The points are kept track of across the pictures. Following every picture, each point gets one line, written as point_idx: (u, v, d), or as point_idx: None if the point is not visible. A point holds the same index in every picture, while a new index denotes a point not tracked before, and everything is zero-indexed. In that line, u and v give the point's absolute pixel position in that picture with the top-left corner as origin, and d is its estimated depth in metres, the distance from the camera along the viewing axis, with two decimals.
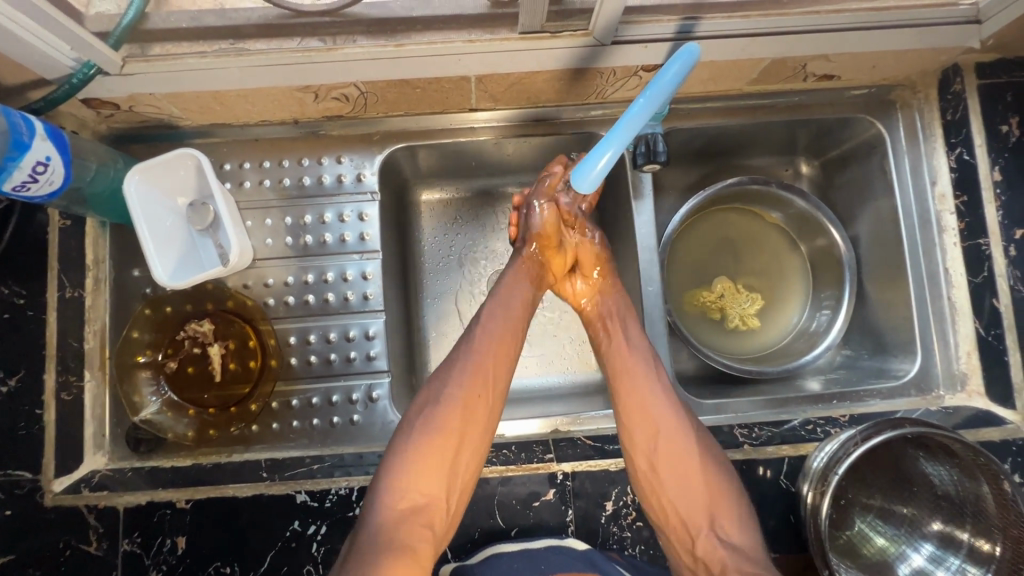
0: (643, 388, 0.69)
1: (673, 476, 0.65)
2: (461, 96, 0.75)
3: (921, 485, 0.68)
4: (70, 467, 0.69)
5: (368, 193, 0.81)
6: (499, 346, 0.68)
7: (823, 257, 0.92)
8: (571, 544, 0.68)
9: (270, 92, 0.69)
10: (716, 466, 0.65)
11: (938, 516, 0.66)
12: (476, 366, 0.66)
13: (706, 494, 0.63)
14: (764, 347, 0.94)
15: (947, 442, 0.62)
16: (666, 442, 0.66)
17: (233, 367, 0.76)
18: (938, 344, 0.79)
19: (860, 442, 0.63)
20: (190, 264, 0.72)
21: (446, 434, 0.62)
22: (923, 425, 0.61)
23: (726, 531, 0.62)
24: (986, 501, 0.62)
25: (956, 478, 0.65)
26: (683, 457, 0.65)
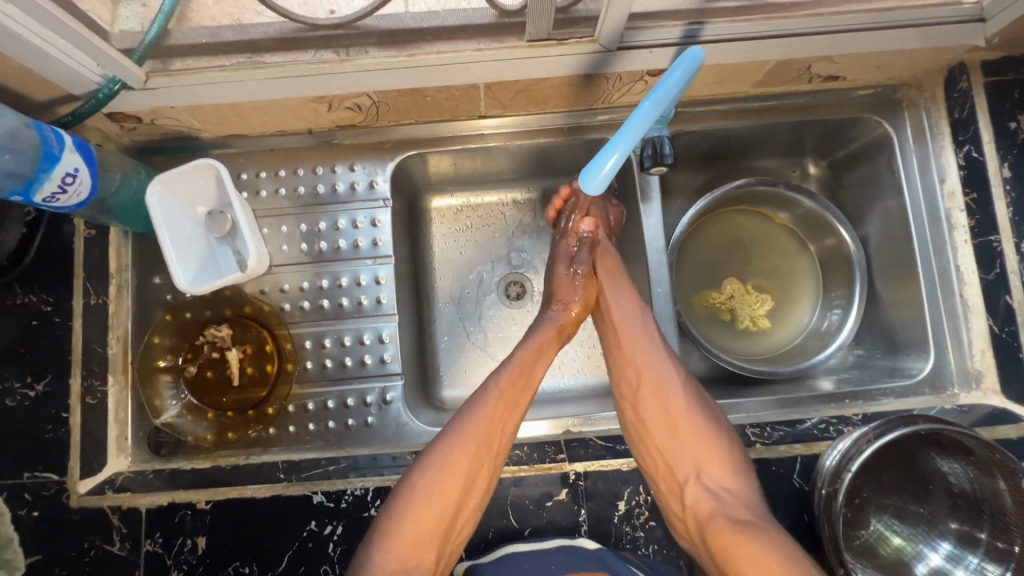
0: (635, 347, 0.75)
1: (662, 426, 0.71)
2: (470, 104, 0.77)
3: (937, 483, 0.67)
4: (93, 469, 0.70)
5: (381, 200, 0.82)
6: (504, 413, 0.69)
7: (832, 257, 0.93)
8: (581, 544, 0.69)
9: (285, 103, 0.72)
10: (705, 418, 0.70)
11: (956, 515, 0.66)
12: (478, 433, 0.68)
13: (696, 445, 0.69)
14: (775, 348, 0.94)
15: (960, 438, 0.62)
16: (654, 395, 0.72)
17: (251, 372, 0.78)
18: (952, 342, 0.79)
19: (873, 439, 0.63)
20: (209, 271, 0.75)
21: (443, 500, 0.65)
22: (936, 422, 0.61)
23: (715, 480, 0.67)
24: (1003, 499, 0.61)
25: (972, 475, 0.64)
26: (672, 408, 0.72)
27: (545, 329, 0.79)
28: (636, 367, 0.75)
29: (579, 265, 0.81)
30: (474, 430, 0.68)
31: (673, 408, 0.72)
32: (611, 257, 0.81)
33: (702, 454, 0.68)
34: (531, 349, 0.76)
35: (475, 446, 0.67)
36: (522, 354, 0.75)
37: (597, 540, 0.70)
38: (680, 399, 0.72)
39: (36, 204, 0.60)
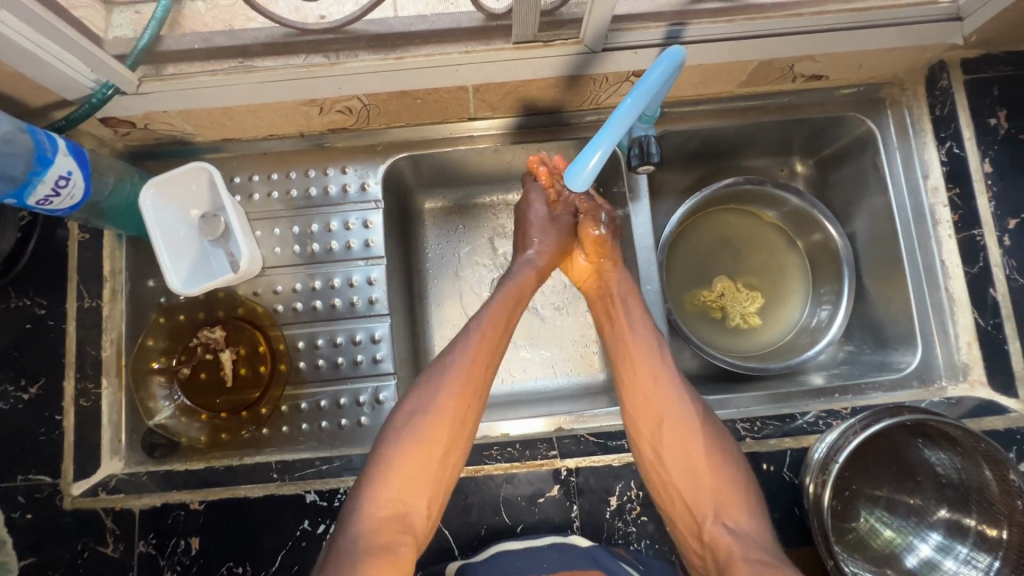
0: (656, 384, 0.72)
1: (680, 463, 0.68)
2: (459, 106, 0.78)
3: (924, 473, 0.68)
4: (88, 471, 0.71)
5: (372, 202, 0.83)
6: (487, 351, 0.71)
7: (821, 254, 0.94)
8: (574, 541, 0.68)
9: (277, 106, 0.73)
10: (720, 452, 0.68)
11: (944, 504, 0.66)
12: (461, 375, 0.69)
13: (714, 483, 0.67)
14: (767, 345, 0.95)
15: (942, 427, 0.62)
16: (674, 435, 0.69)
17: (244, 373, 0.78)
18: (939, 335, 0.79)
19: (860, 430, 0.64)
20: (203, 272, 0.75)
21: (430, 444, 0.65)
22: (921, 413, 0.62)
23: (733, 520, 0.65)
24: (990, 487, 0.62)
25: (958, 465, 0.65)
26: (689, 442, 0.69)
27: (523, 276, 0.80)
28: (653, 401, 0.71)
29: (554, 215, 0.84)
30: (458, 372, 0.69)
31: (691, 448, 0.68)
32: (629, 284, 0.80)
33: (720, 490, 0.66)
34: (514, 295, 0.78)
35: (460, 386, 0.68)
36: (504, 298, 0.77)
37: (590, 536, 0.70)
38: (698, 438, 0.69)
39: (29, 206, 0.61)
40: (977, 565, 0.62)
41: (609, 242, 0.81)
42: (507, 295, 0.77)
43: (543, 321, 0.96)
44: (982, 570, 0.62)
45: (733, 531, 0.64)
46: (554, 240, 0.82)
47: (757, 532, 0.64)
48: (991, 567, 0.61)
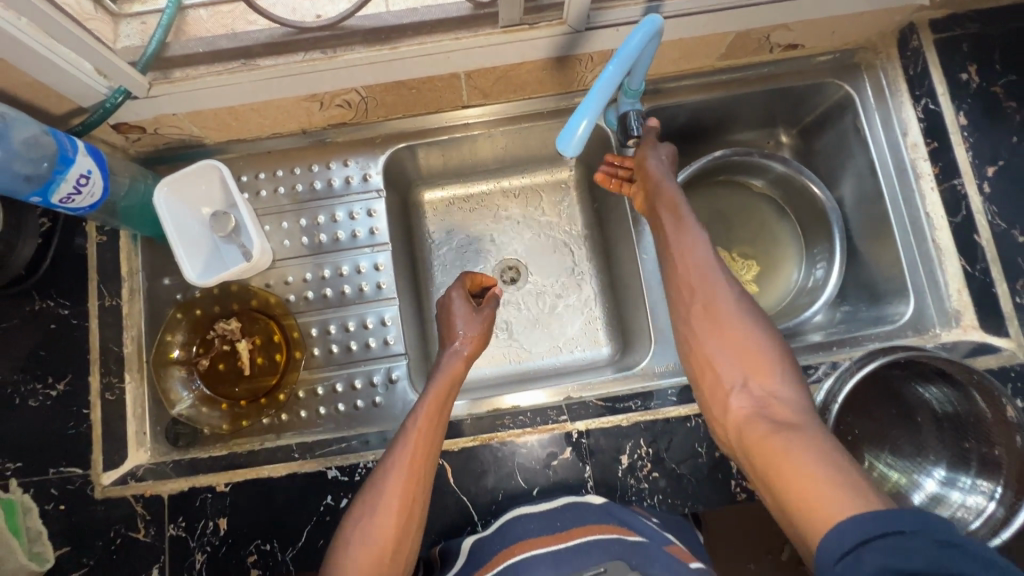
0: (700, 269, 0.71)
1: (712, 331, 0.67)
2: (452, 94, 0.82)
3: (922, 410, 0.70)
4: (115, 462, 0.73)
5: (375, 192, 0.87)
6: (423, 446, 0.66)
7: (812, 219, 0.97)
8: (589, 499, 0.70)
9: (281, 102, 0.77)
10: (759, 330, 0.66)
11: (945, 437, 0.69)
12: (401, 473, 0.64)
13: (751, 358, 0.64)
14: (767, 310, 0.98)
15: (929, 363, 0.66)
16: (711, 305, 0.69)
17: (261, 361, 0.81)
18: (929, 284, 0.82)
19: (855, 371, 0.67)
20: (215, 266, 0.78)
21: (387, 520, 0.62)
22: (911, 350, 0.65)
23: (762, 386, 0.62)
24: (984, 417, 0.64)
25: (950, 397, 0.67)
26: (722, 317, 0.67)
27: (453, 364, 0.76)
28: (695, 280, 0.71)
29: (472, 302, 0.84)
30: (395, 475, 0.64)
31: (726, 323, 0.67)
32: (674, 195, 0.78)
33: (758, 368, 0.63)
34: (444, 385, 0.73)
35: (405, 465, 0.64)
36: (437, 385, 0.72)
37: (603, 493, 0.72)
38: (734, 318, 0.67)
39: (53, 205, 0.64)
40: (981, 492, 0.64)
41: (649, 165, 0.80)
42: (439, 385, 0.72)
43: (547, 302, 0.99)
44: (986, 496, 0.63)
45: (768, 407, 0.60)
46: (475, 327, 0.80)
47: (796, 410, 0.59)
48: (995, 492, 0.63)
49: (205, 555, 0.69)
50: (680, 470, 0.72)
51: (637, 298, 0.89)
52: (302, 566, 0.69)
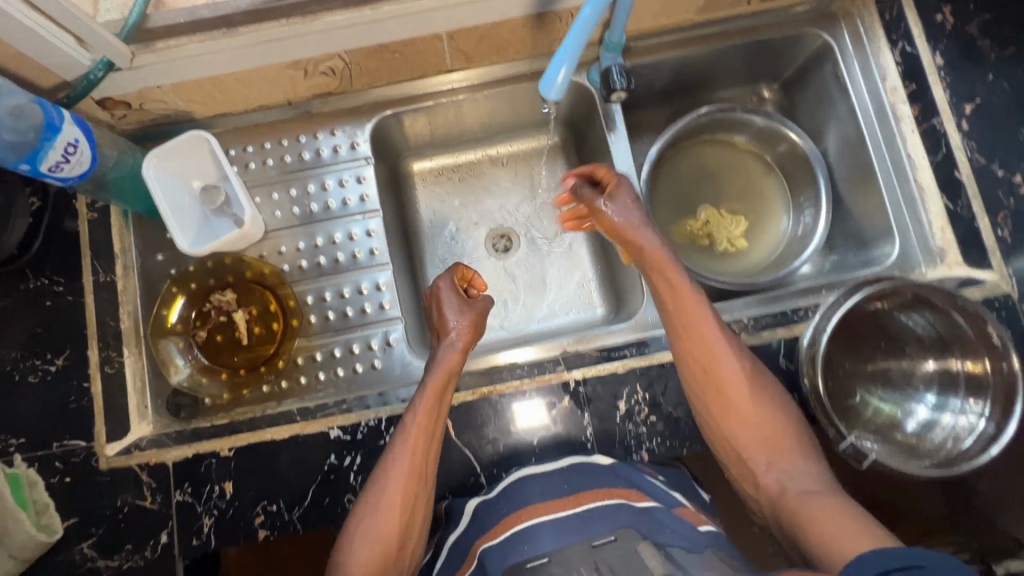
0: (707, 325, 0.70)
1: (731, 399, 0.68)
2: (435, 57, 0.83)
3: (909, 338, 0.72)
4: (119, 434, 0.74)
5: (363, 159, 0.87)
6: (417, 470, 0.66)
7: (798, 171, 0.98)
8: (597, 460, 0.70)
9: (265, 71, 0.77)
10: (776, 403, 0.68)
11: (933, 363, 0.71)
12: (396, 493, 0.65)
13: (761, 422, 0.67)
14: (757, 264, 1.00)
15: (912, 292, 0.67)
16: (727, 370, 0.68)
17: (258, 330, 0.81)
18: (913, 224, 0.83)
19: (838, 307, 0.68)
20: (207, 235, 0.78)
21: (387, 530, 0.63)
22: (893, 281, 0.66)
23: (786, 462, 0.65)
24: (969, 338, 0.66)
25: (932, 322, 0.69)
26: (731, 383, 0.68)
27: (448, 356, 0.72)
28: (701, 336, 0.69)
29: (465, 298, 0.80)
30: (389, 495, 0.65)
31: (734, 386, 0.68)
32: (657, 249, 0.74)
33: (771, 430, 0.67)
34: (436, 386, 0.70)
35: (399, 489, 0.65)
36: (431, 386, 0.69)
37: (602, 440, 0.73)
38: (741, 379, 0.68)
39: (42, 174, 0.64)
40: (971, 412, 0.66)
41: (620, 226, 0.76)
42: (433, 378, 0.70)
43: (540, 266, 1.00)
44: (977, 414, 0.65)
45: (784, 469, 0.65)
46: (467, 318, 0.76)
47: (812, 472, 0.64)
48: (985, 409, 0.65)
49: (212, 519, 0.70)
50: (677, 413, 0.74)
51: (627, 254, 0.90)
52: (310, 524, 0.70)
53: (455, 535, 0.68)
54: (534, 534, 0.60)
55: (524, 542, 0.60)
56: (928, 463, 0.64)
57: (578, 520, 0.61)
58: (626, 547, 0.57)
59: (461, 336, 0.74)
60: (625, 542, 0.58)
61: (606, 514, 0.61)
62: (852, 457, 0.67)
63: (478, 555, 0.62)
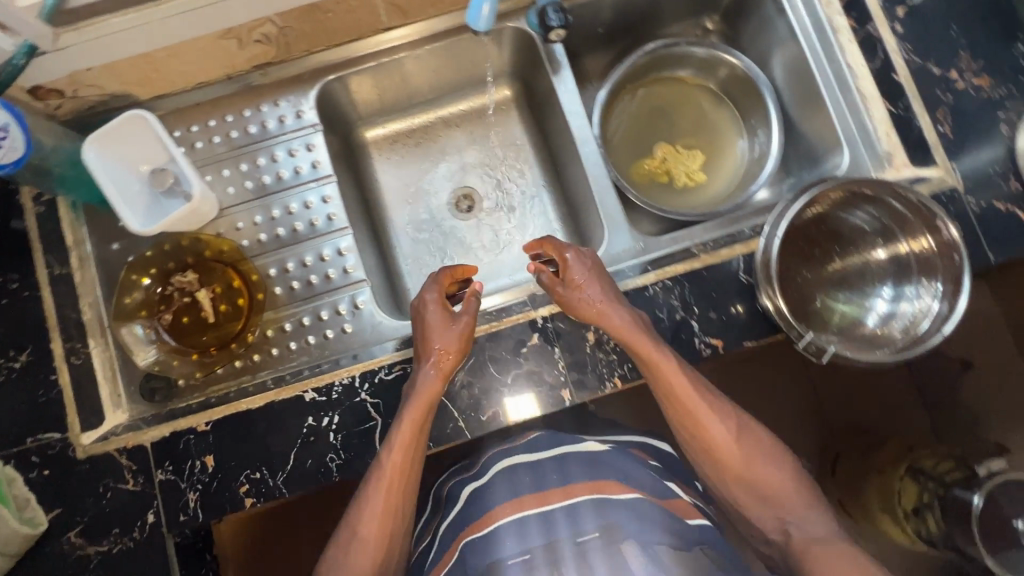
0: (687, 393, 0.70)
1: (731, 452, 0.69)
2: (371, 14, 0.82)
3: (857, 236, 0.76)
4: (93, 423, 0.73)
5: (310, 127, 0.87)
6: (392, 515, 0.65)
7: (748, 99, 0.99)
8: (588, 446, 0.71)
9: (196, 44, 0.76)
10: (775, 454, 0.70)
11: (884, 254, 0.74)
12: (371, 533, 0.64)
13: (758, 478, 0.68)
14: (717, 195, 1.01)
15: (853, 189, 0.70)
16: (720, 425, 0.70)
17: (224, 308, 0.81)
18: (860, 133, 0.84)
19: (781, 216, 0.71)
20: (156, 212, 0.77)
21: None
22: (830, 181, 0.68)
23: (794, 514, 0.66)
24: (910, 222, 0.69)
25: (875, 216, 0.73)
26: (724, 436, 0.70)
27: (425, 383, 0.69)
28: (682, 402, 0.70)
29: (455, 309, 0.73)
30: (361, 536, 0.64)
31: (728, 447, 0.70)
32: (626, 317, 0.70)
33: (771, 486, 0.68)
34: (410, 427, 0.67)
35: (371, 530, 0.64)
36: (409, 419, 0.68)
37: (574, 371, 0.74)
38: (732, 437, 0.70)
39: None
40: (925, 296, 0.69)
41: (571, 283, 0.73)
42: (415, 410, 0.68)
43: (505, 221, 1.00)
44: (932, 296, 0.68)
45: (788, 521, 0.66)
46: (449, 335, 0.70)
47: (815, 524, 0.65)
48: (939, 290, 0.68)
49: (197, 493, 0.70)
50: None
51: (586, 195, 0.90)
52: (295, 486, 0.71)
53: (447, 521, 0.71)
54: (504, 532, 0.61)
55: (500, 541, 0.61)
56: (891, 350, 0.67)
57: (550, 519, 0.61)
58: (608, 549, 0.58)
59: (439, 356, 0.70)
60: (608, 542, 0.58)
61: (589, 511, 0.60)
62: (812, 352, 0.70)
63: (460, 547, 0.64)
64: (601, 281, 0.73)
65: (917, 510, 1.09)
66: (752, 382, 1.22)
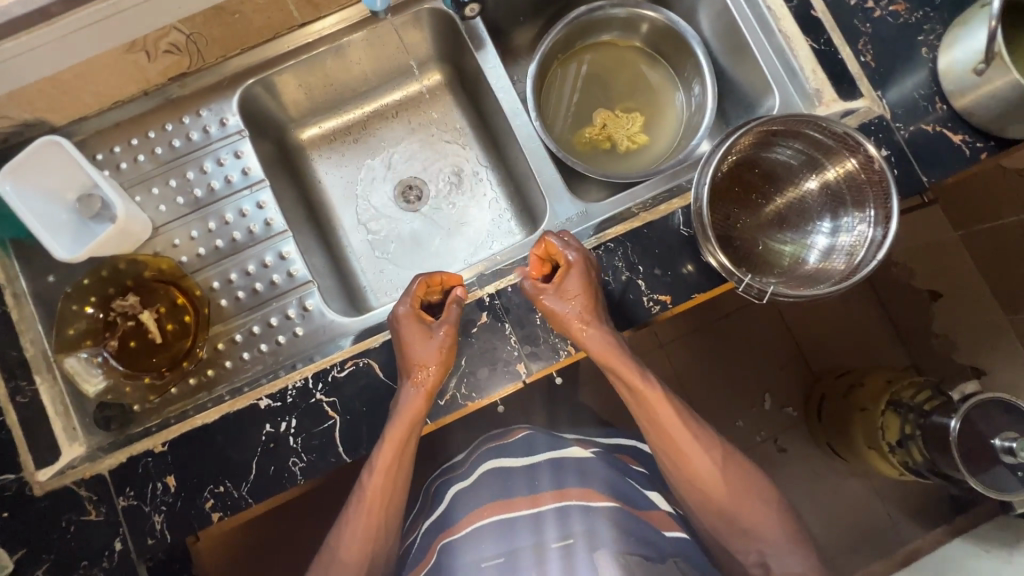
0: (672, 414, 0.72)
1: (717, 483, 0.71)
2: (281, 11, 0.80)
3: (784, 172, 0.77)
4: (49, 459, 0.72)
5: (236, 134, 0.85)
6: (374, 532, 0.69)
7: (678, 54, 0.98)
8: (573, 452, 0.75)
9: (105, 58, 0.72)
10: (764, 489, 0.73)
11: (813, 183, 0.76)
12: (351, 552, 0.68)
13: (738, 508, 0.71)
14: (661, 155, 1.00)
15: (775, 126, 0.72)
16: (708, 459, 0.72)
17: (172, 327, 0.79)
18: (788, 74, 0.84)
19: (706, 164, 0.71)
20: (84, 236, 0.76)
21: None
22: (749, 121, 0.69)
23: (772, 549, 0.70)
24: (832, 148, 0.72)
25: (798, 149, 0.75)
26: (710, 468, 0.71)
27: (410, 402, 0.68)
28: (666, 428, 0.72)
29: (433, 323, 0.71)
30: (343, 555, 0.68)
31: (716, 482, 0.71)
32: (607, 344, 0.70)
33: (754, 519, 0.71)
34: (390, 455, 0.68)
35: (351, 547, 0.68)
36: (388, 442, 0.68)
37: (527, 345, 0.74)
38: (721, 473, 0.72)
39: None
40: (861, 223, 0.71)
41: (564, 287, 0.70)
42: (396, 430, 0.68)
43: (454, 206, 0.99)
44: (866, 223, 0.70)
45: (768, 554, 0.69)
46: (432, 351, 0.69)
47: (795, 558, 0.68)
48: (872, 217, 0.70)
49: (162, 515, 0.70)
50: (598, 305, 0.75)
51: (526, 169, 0.90)
52: (260, 495, 0.70)
53: (432, 519, 0.75)
54: (484, 533, 0.68)
55: (478, 542, 0.68)
56: (834, 281, 0.69)
57: (537, 522, 0.68)
58: (580, 556, 0.65)
59: (422, 375, 0.69)
60: (579, 549, 0.65)
61: (557, 518, 0.67)
62: (754, 293, 0.71)
63: (438, 549, 0.69)
64: (591, 297, 0.71)
65: (901, 442, 1.00)
66: (728, 339, 1.23)
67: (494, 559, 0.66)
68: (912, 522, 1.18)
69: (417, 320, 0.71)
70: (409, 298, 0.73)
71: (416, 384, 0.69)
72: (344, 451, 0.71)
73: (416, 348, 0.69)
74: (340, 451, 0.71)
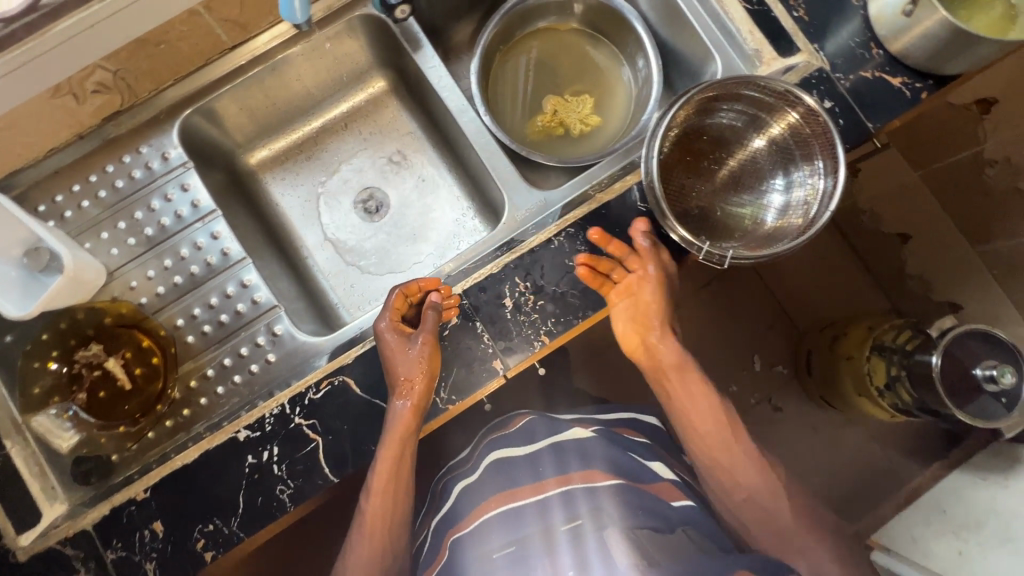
0: (694, 397, 0.76)
1: (730, 458, 0.74)
2: (206, 35, 0.77)
3: (731, 134, 0.77)
4: (30, 522, 0.70)
5: (180, 166, 0.84)
6: (383, 540, 0.69)
7: (619, 32, 0.98)
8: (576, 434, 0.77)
9: (28, 109, 0.70)
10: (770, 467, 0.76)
11: (762, 143, 0.76)
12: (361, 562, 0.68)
13: (744, 480, 0.73)
14: (615, 134, 1.00)
15: (715, 91, 0.72)
16: (723, 438, 0.75)
17: (141, 371, 0.77)
18: (725, 37, 0.84)
19: (653, 137, 0.71)
20: (34, 290, 0.74)
21: None
22: (688, 89, 0.69)
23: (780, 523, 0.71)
24: (774, 106, 0.72)
25: (741, 110, 0.75)
26: (728, 447, 0.75)
27: (399, 417, 0.68)
28: (688, 403, 0.76)
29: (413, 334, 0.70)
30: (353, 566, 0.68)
31: (728, 458, 0.74)
32: (678, 354, 0.77)
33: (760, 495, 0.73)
34: (389, 466, 0.68)
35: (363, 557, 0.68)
36: (387, 452, 0.68)
37: (500, 340, 0.74)
38: (735, 450, 0.75)
39: None
40: (813, 177, 0.72)
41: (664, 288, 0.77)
42: (392, 443, 0.68)
43: (416, 211, 0.98)
44: (817, 175, 0.71)
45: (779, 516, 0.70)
46: (406, 365, 0.69)
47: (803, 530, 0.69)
48: (821, 169, 0.71)
49: (154, 561, 0.68)
50: (561, 289, 0.75)
51: (480, 165, 0.89)
52: (253, 529, 0.69)
53: (439, 517, 0.76)
54: (490, 529, 0.67)
55: (484, 538, 0.66)
56: (794, 236, 0.69)
57: (545, 507, 0.67)
58: (588, 537, 0.62)
59: (406, 390, 0.68)
60: (587, 531, 0.62)
61: (562, 502, 0.67)
62: (714, 260, 0.71)
63: (450, 545, 0.69)
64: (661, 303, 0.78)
65: (888, 384, 1.01)
66: (707, 307, 1.24)
67: (504, 548, 0.64)
68: (910, 464, 1.20)
69: (396, 337, 0.71)
70: (386, 315, 0.73)
71: (405, 400, 0.69)
72: (330, 472, 0.70)
73: (396, 361, 0.69)
74: (327, 471, 0.70)
